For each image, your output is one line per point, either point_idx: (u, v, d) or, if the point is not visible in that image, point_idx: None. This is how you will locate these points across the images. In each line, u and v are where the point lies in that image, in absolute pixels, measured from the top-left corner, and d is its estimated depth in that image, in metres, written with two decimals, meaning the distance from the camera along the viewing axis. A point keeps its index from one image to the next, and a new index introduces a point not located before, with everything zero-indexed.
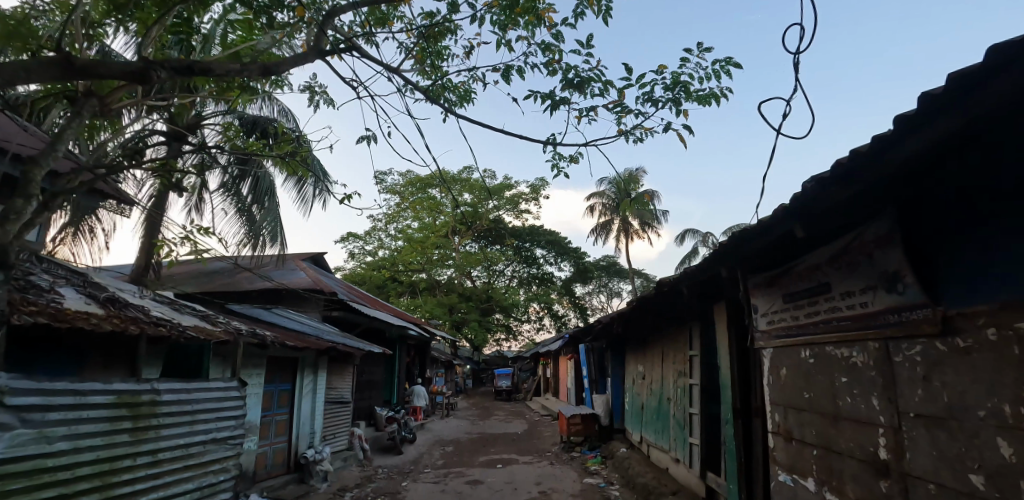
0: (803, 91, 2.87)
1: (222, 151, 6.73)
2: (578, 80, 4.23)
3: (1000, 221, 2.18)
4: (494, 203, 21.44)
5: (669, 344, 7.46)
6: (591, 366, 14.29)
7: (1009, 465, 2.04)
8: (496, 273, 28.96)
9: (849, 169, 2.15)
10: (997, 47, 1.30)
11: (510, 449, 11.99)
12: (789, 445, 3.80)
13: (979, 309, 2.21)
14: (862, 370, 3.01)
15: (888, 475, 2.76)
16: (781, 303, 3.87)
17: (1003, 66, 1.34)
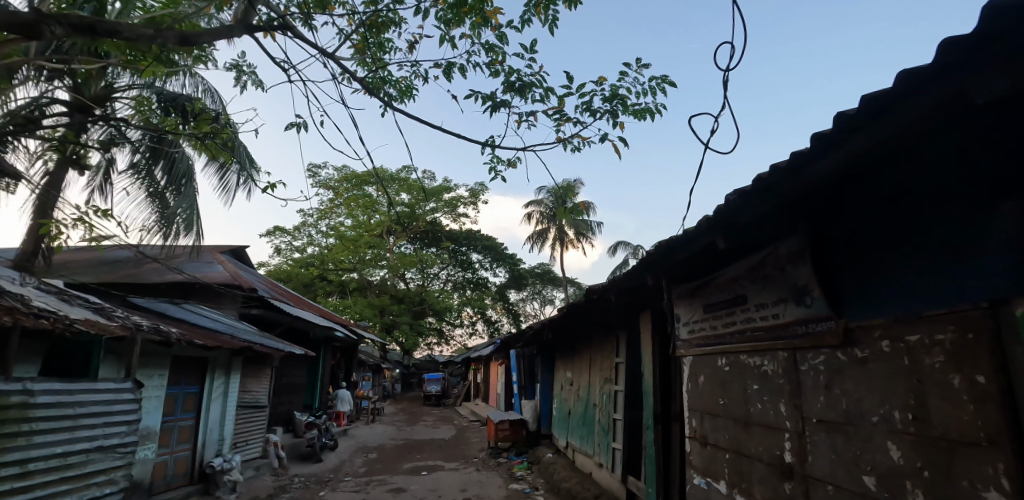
0: (731, 110, 2.94)
1: (131, 126, 5.95)
2: (519, 84, 4.16)
3: (899, 244, 2.43)
4: (432, 205, 21.05)
5: (596, 350, 7.62)
6: (520, 372, 14.34)
7: (897, 466, 2.27)
8: (430, 276, 28.42)
9: (770, 184, 2.27)
10: (908, 72, 1.43)
11: (437, 456, 11.67)
12: (703, 449, 3.97)
13: (876, 323, 2.46)
14: (772, 378, 3.20)
15: (792, 477, 2.94)
16: (701, 313, 4.04)
17: (911, 90, 1.48)
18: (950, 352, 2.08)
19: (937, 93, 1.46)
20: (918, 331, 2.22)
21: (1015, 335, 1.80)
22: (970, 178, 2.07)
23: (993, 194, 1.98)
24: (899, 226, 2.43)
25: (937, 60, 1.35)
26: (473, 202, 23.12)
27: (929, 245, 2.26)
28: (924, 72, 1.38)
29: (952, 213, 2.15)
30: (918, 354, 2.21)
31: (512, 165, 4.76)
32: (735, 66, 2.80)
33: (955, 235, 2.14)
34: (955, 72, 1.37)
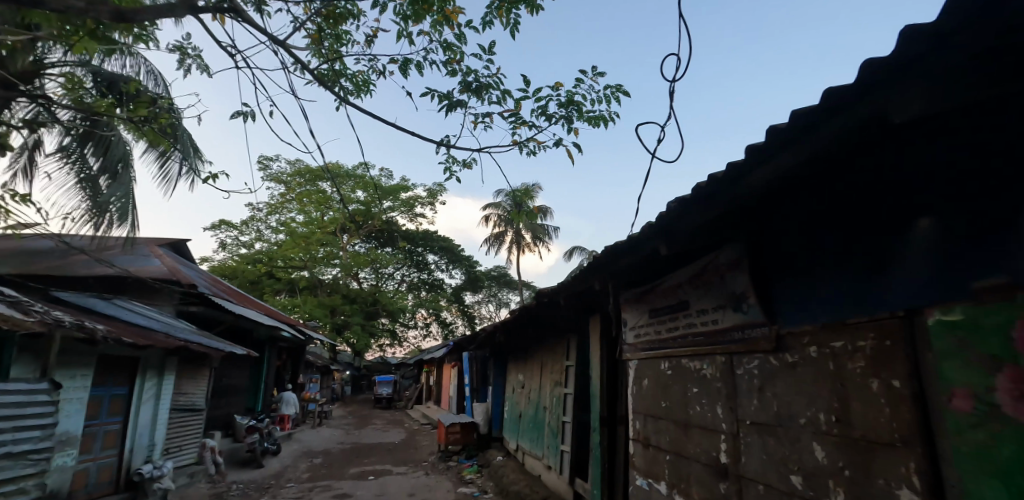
0: (677, 119, 3.26)
1: (62, 108, 5.42)
2: (476, 85, 4.11)
3: (826, 256, 2.57)
4: (388, 204, 20.58)
5: (548, 354, 7.69)
6: (472, 374, 14.25)
7: (822, 466, 2.40)
8: (384, 276, 27.76)
9: (707, 194, 2.35)
10: (832, 91, 1.52)
11: (385, 460, 11.37)
12: (645, 451, 4.06)
13: (805, 329, 2.62)
14: (710, 381, 3.31)
15: (727, 477, 3.04)
16: (646, 318, 4.14)
17: (834, 108, 1.57)
18: (870, 358, 2.25)
19: (856, 111, 1.56)
20: (842, 338, 2.39)
21: (927, 341, 2.02)
22: (885, 197, 2.25)
23: (904, 212, 2.16)
24: (823, 240, 2.60)
25: (857, 80, 1.44)
26: (430, 202, 22.79)
27: (849, 258, 2.43)
28: (846, 90, 1.48)
29: (869, 230, 2.33)
30: (843, 359, 2.37)
31: (468, 167, 4.69)
32: (681, 74, 3.24)
33: (870, 250, 2.32)
34: (875, 92, 1.47)
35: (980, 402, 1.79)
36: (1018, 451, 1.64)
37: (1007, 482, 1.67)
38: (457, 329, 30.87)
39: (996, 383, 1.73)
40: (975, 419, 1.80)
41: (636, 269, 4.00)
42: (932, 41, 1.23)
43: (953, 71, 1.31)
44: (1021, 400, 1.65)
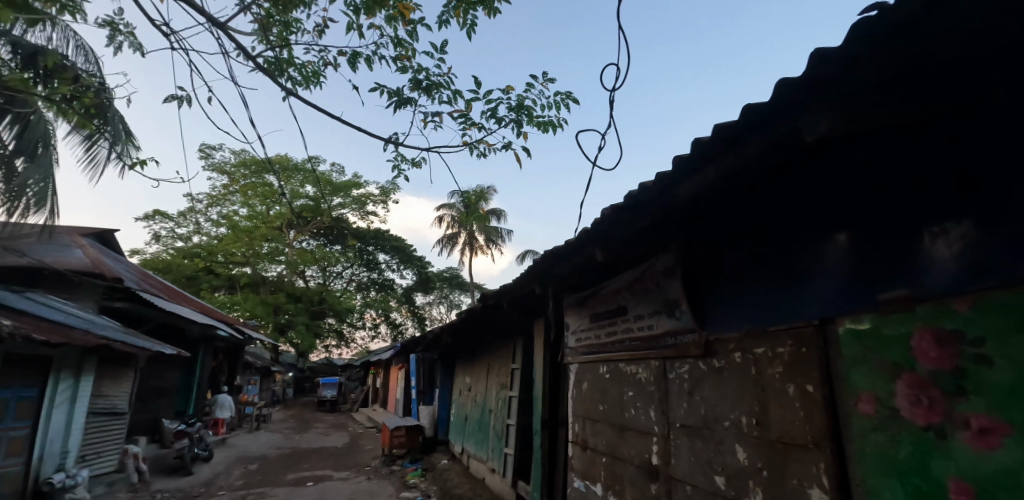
0: (617, 127, 3.33)
1: None
2: (426, 83, 4.03)
3: (753, 265, 2.70)
4: (339, 201, 19.93)
5: (494, 356, 7.69)
6: (419, 376, 14.02)
7: (742, 467, 2.52)
8: (333, 274, 26.82)
9: (641, 201, 2.42)
10: (754, 107, 1.61)
11: (325, 465, 10.95)
12: (583, 453, 4.12)
13: (730, 336, 2.75)
14: (644, 385, 3.40)
15: (658, 478, 3.13)
16: (588, 322, 4.21)
17: (757, 123, 1.66)
18: (787, 364, 2.39)
19: (776, 127, 1.65)
20: (764, 344, 2.52)
21: (838, 349, 2.17)
22: (800, 214, 2.42)
23: (823, 227, 2.31)
24: (746, 253, 2.75)
25: (776, 97, 1.53)
26: (383, 200, 22.22)
27: (768, 269, 2.60)
28: (768, 106, 1.56)
29: (792, 242, 2.47)
30: (763, 364, 2.50)
31: (416, 166, 4.58)
32: (618, 86, 2.99)
33: (793, 261, 2.46)
34: (793, 110, 1.56)
35: (882, 406, 1.97)
36: (914, 450, 1.84)
37: (903, 479, 1.85)
38: (407, 330, 30.37)
39: (896, 389, 1.93)
40: (877, 422, 1.97)
41: (578, 274, 4.05)
42: (844, 63, 1.32)
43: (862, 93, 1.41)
44: (918, 404, 1.85)
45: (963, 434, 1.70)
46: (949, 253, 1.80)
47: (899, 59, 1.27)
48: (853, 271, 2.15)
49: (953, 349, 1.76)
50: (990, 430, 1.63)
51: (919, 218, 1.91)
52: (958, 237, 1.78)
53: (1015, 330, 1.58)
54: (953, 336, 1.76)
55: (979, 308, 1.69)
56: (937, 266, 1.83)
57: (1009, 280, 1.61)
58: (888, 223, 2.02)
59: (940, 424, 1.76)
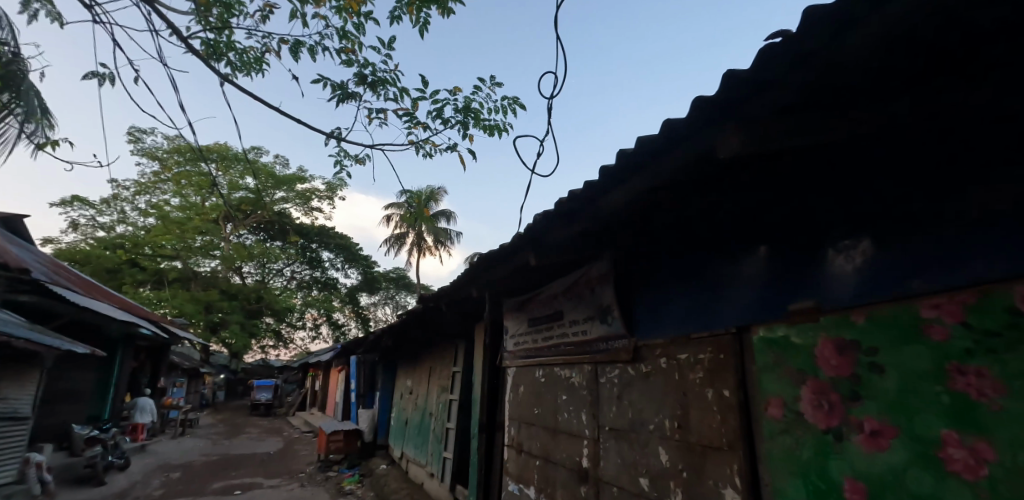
0: (555, 132, 3.46)
1: None
2: (372, 78, 3.93)
3: (678, 276, 2.84)
4: (282, 195, 19.04)
5: (436, 359, 7.60)
6: (359, 379, 13.59)
7: (664, 468, 2.62)
8: (272, 271, 25.56)
9: (572, 208, 2.51)
10: (672, 123, 1.71)
11: (256, 472, 10.37)
12: (518, 457, 4.14)
13: (657, 342, 2.87)
14: (577, 388, 3.47)
15: (587, 481, 3.20)
16: (526, 326, 4.26)
17: (676, 138, 1.77)
18: (707, 369, 2.52)
19: (691, 145, 1.77)
20: (686, 350, 2.66)
21: (752, 355, 2.32)
22: (723, 229, 2.57)
23: (742, 242, 2.46)
24: (673, 265, 2.89)
25: (693, 115, 1.64)
26: (329, 196, 21.43)
27: (691, 280, 2.75)
28: (684, 122, 1.67)
29: (714, 254, 2.62)
30: (686, 369, 2.63)
31: (359, 162, 4.43)
32: (556, 93, 3.33)
33: (715, 272, 2.60)
34: (709, 127, 1.68)
35: (789, 410, 2.10)
36: (815, 451, 1.98)
37: (804, 479, 1.99)
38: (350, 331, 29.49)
39: (802, 394, 2.07)
40: (784, 425, 2.11)
41: (516, 280, 4.09)
42: (751, 86, 1.45)
43: (768, 115, 1.54)
44: (819, 408, 1.99)
45: (857, 436, 1.85)
46: (848, 268, 1.96)
47: (800, 84, 1.40)
48: (765, 284, 2.31)
49: (850, 357, 1.92)
50: (880, 432, 1.78)
51: (822, 234, 2.09)
52: (856, 253, 1.95)
53: (903, 341, 1.75)
54: (851, 345, 1.91)
55: (872, 320, 1.86)
56: (838, 280, 1.99)
57: (899, 295, 1.78)
58: (796, 239, 2.19)
59: (837, 427, 1.91)
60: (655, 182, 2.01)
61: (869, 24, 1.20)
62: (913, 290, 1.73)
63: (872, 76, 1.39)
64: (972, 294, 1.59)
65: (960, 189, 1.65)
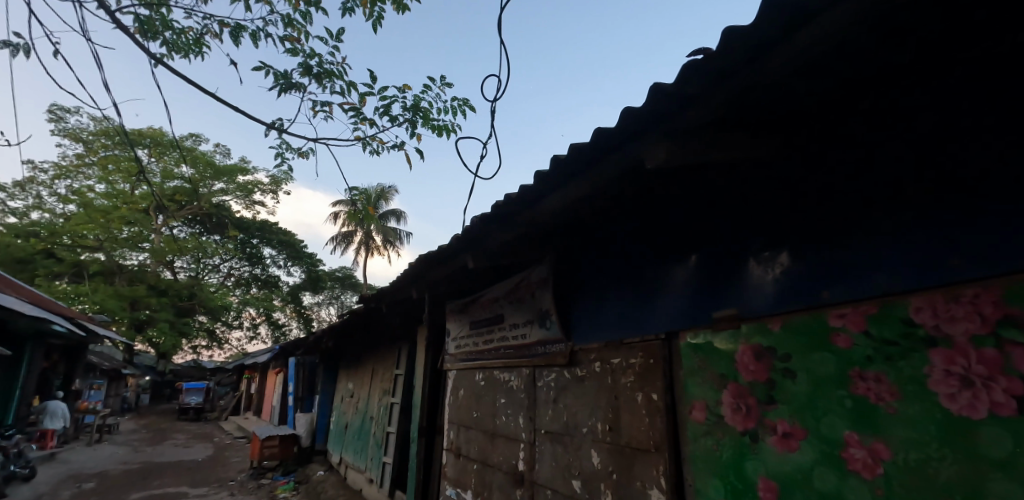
0: (498, 136, 3.51)
1: None
2: (317, 70, 3.80)
3: (614, 280, 2.93)
4: (222, 186, 18.05)
5: (378, 362, 7.42)
6: (298, 382, 13.04)
7: (596, 471, 2.69)
8: (208, 267, 24.08)
9: (510, 212, 2.54)
10: (601, 132, 1.77)
11: (180, 481, 9.68)
12: (456, 461, 4.11)
13: (592, 347, 2.95)
14: (515, 392, 3.52)
15: (522, 484, 3.24)
16: (467, 329, 4.28)
17: (607, 147, 1.84)
18: (638, 373, 2.60)
19: (621, 154, 1.84)
20: (619, 355, 2.74)
21: (680, 360, 2.41)
22: (656, 237, 2.69)
23: (672, 251, 2.58)
24: (609, 271, 2.98)
25: (622, 125, 1.71)
26: (273, 190, 20.53)
27: (626, 286, 2.84)
28: (613, 132, 1.74)
29: (647, 262, 2.73)
30: (617, 373, 2.72)
31: (301, 156, 4.26)
32: (500, 98, 3.37)
33: (647, 279, 2.71)
34: (638, 138, 1.75)
35: (711, 413, 2.20)
36: (733, 452, 2.08)
37: (723, 478, 2.09)
38: (290, 331, 28.31)
39: (722, 398, 2.17)
40: (706, 427, 2.21)
41: (458, 283, 4.10)
42: (677, 101, 1.52)
43: (692, 128, 1.63)
44: (738, 411, 2.10)
45: (771, 437, 1.96)
46: (768, 277, 2.08)
47: (720, 100, 1.49)
48: (693, 291, 2.41)
49: (766, 363, 2.03)
50: (791, 434, 1.89)
51: (743, 243, 2.21)
52: (775, 263, 2.06)
53: (814, 347, 1.87)
54: (768, 351, 2.02)
55: (786, 327, 1.97)
56: (758, 289, 2.11)
57: (812, 304, 1.90)
58: (720, 247, 2.32)
59: (753, 429, 2.02)
60: (588, 188, 2.07)
61: (783, 45, 1.30)
62: (825, 300, 1.86)
63: (785, 94, 1.51)
64: (873, 305, 1.72)
65: (861, 206, 1.80)
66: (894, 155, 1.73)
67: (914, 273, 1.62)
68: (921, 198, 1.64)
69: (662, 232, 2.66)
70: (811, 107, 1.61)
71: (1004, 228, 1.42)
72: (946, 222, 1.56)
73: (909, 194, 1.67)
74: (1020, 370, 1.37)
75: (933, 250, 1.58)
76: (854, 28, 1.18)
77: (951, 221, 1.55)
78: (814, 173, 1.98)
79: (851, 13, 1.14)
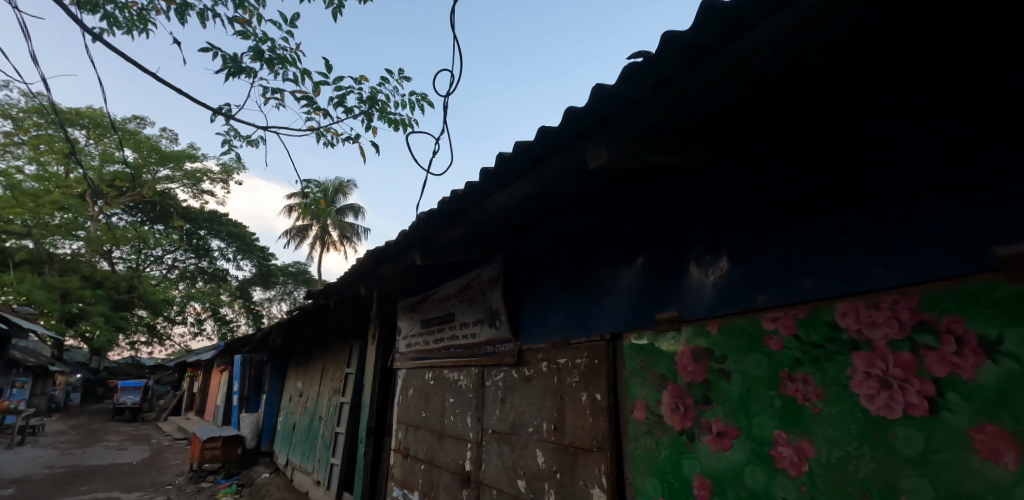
0: (449, 132, 3.50)
1: None
2: (270, 55, 3.64)
3: (562, 277, 2.98)
4: (167, 172, 17.04)
5: (328, 359, 7.22)
6: (244, 380, 12.48)
7: (541, 470, 2.76)
8: (150, 259, 22.77)
9: (456, 209, 2.53)
10: (544, 132, 1.80)
11: (111, 486, 9.07)
12: (403, 461, 4.06)
13: (539, 346, 3.00)
14: (464, 391, 3.55)
15: (469, 484, 3.27)
16: (418, 328, 4.26)
17: (550, 147, 1.87)
18: (583, 373, 2.66)
19: (566, 154, 1.88)
20: (565, 355, 2.80)
21: (623, 361, 2.47)
22: (603, 237, 2.74)
23: (617, 252, 2.63)
24: (557, 269, 3.03)
25: (564, 127, 1.74)
26: (224, 179, 19.61)
27: (573, 286, 2.88)
28: (555, 132, 1.77)
29: (592, 260, 2.79)
30: (562, 373, 2.79)
31: (251, 144, 4.08)
32: (453, 92, 3.33)
33: (593, 277, 2.76)
34: (580, 140, 1.79)
35: (651, 413, 2.25)
36: (671, 450, 2.13)
37: (660, 476, 2.14)
38: (238, 327, 27.15)
39: (662, 399, 2.22)
40: (646, 426, 2.26)
41: (408, 281, 4.07)
42: (617, 103, 1.56)
43: (632, 131, 1.68)
44: (676, 411, 2.15)
45: (706, 437, 2.01)
46: (708, 280, 2.14)
47: (661, 105, 1.54)
48: (637, 292, 2.47)
49: (703, 364, 2.09)
50: (724, 433, 1.95)
51: (684, 247, 2.28)
52: (714, 268, 2.13)
53: (746, 349, 1.94)
54: (705, 353, 2.08)
55: (723, 329, 2.04)
56: (698, 292, 2.17)
57: (748, 307, 1.97)
58: (663, 247, 2.39)
59: (690, 428, 2.08)
60: (533, 186, 2.10)
61: (721, 54, 1.35)
62: (760, 304, 1.93)
63: (723, 99, 1.57)
64: (802, 309, 1.79)
65: (791, 211, 1.90)
66: (820, 164, 1.84)
67: (842, 279, 1.70)
68: (847, 206, 1.74)
69: (607, 231, 2.72)
70: (743, 110, 1.70)
71: (913, 237, 1.54)
72: (869, 230, 1.66)
73: (834, 202, 1.78)
74: (933, 373, 1.46)
75: (851, 260, 1.69)
76: (784, 39, 1.24)
77: (870, 229, 1.66)
78: (750, 179, 2.07)
79: (788, 23, 1.19)
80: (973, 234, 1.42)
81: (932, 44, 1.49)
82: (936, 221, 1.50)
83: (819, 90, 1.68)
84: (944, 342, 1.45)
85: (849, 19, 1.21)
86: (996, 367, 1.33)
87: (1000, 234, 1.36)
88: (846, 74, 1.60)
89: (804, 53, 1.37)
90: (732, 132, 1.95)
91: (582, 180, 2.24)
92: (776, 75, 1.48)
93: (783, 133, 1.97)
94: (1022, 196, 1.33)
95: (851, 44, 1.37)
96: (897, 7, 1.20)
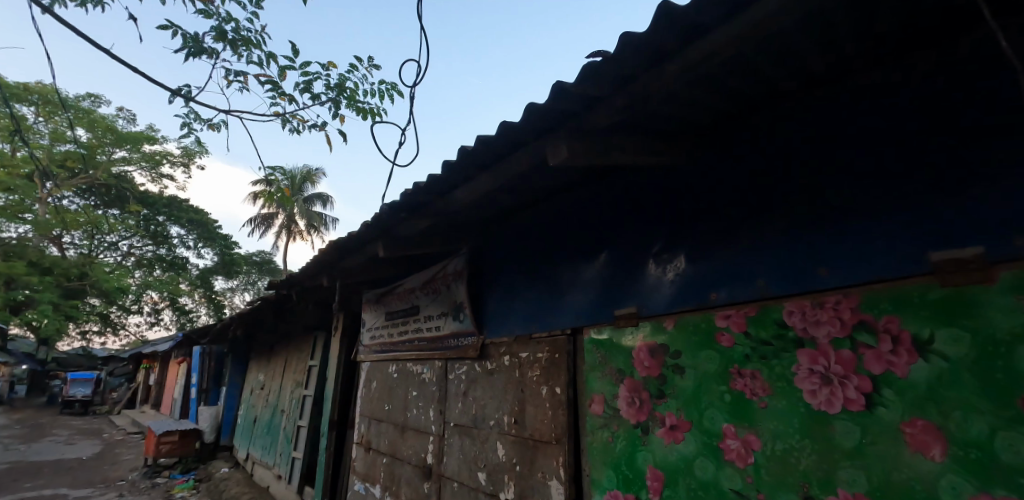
0: (415, 127, 3.37)
1: None
2: (233, 36, 3.51)
3: (526, 271, 3.00)
4: (123, 153, 16.20)
5: (291, 352, 7.05)
6: (202, 372, 12.05)
7: (501, 462, 2.80)
8: (104, 244, 21.66)
9: (417, 202, 2.51)
10: (506, 126, 1.80)
11: (57, 483, 8.61)
12: (366, 455, 4.04)
13: (502, 341, 3.03)
14: (427, 384, 3.55)
15: (430, 477, 3.28)
16: (383, 320, 4.22)
17: (511, 144, 1.90)
18: (544, 368, 2.71)
19: (525, 153, 1.91)
20: (526, 349, 2.84)
21: (582, 355, 2.51)
22: (567, 234, 2.77)
23: (580, 249, 2.66)
24: (520, 263, 3.06)
25: (524, 123, 1.76)
26: (185, 162, 18.83)
27: (537, 281, 2.90)
28: (517, 127, 1.77)
29: (555, 257, 2.81)
30: (524, 367, 2.82)
31: (212, 128, 3.94)
32: (418, 83, 3.18)
33: (555, 273, 2.79)
34: (543, 134, 1.81)
35: (608, 406, 2.31)
36: (626, 444, 2.19)
37: (616, 469, 2.20)
38: (199, 318, 26.22)
39: (619, 394, 2.27)
40: (603, 420, 2.31)
41: (372, 273, 4.02)
42: (577, 102, 1.57)
43: (592, 130, 1.70)
44: (632, 405, 2.20)
45: (660, 430, 2.07)
46: (666, 278, 2.20)
47: (620, 107, 1.57)
48: (598, 288, 2.51)
49: (659, 359, 2.14)
50: (677, 426, 2.02)
51: (644, 246, 2.33)
52: (671, 266, 2.19)
53: (701, 346, 2.00)
54: (661, 349, 2.14)
55: (678, 326, 2.10)
56: (657, 289, 2.22)
57: (702, 305, 2.03)
58: (625, 245, 2.43)
59: (645, 422, 2.14)
60: (495, 180, 2.12)
61: (678, 56, 1.37)
62: (714, 302, 1.99)
63: (678, 100, 1.61)
64: (753, 308, 1.86)
65: (748, 215, 1.95)
66: (771, 168, 1.91)
67: (789, 279, 1.77)
68: (798, 209, 1.80)
69: (569, 228, 2.76)
70: (700, 111, 1.75)
71: (856, 242, 1.62)
72: (818, 233, 1.72)
73: (788, 203, 1.83)
74: (870, 370, 1.54)
75: (796, 263, 1.76)
76: (739, 44, 1.26)
77: (816, 233, 1.73)
78: (714, 179, 2.10)
79: (738, 31, 1.23)
80: (909, 238, 1.50)
81: (897, 50, 1.52)
82: (874, 225, 1.59)
83: (772, 95, 1.74)
84: (881, 340, 1.53)
85: (799, 27, 1.25)
86: (927, 365, 1.42)
87: (932, 239, 1.45)
88: (798, 82, 1.66)
89: (757, 59, 1.40)
90: (692, 131, 2.00)
91: (543, 175, 2.27)
92: (730, 79, 1.52)
93: (744, 133, 2.02)
94: (954, 205, 1.43)
95: (804, 51, 1.42)
96: (844, 19, 1.25)
